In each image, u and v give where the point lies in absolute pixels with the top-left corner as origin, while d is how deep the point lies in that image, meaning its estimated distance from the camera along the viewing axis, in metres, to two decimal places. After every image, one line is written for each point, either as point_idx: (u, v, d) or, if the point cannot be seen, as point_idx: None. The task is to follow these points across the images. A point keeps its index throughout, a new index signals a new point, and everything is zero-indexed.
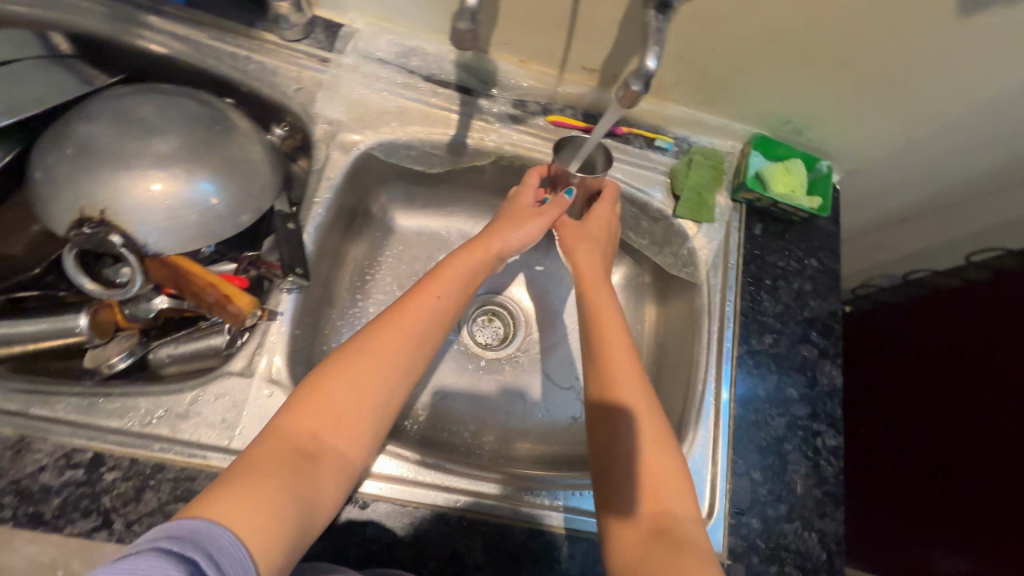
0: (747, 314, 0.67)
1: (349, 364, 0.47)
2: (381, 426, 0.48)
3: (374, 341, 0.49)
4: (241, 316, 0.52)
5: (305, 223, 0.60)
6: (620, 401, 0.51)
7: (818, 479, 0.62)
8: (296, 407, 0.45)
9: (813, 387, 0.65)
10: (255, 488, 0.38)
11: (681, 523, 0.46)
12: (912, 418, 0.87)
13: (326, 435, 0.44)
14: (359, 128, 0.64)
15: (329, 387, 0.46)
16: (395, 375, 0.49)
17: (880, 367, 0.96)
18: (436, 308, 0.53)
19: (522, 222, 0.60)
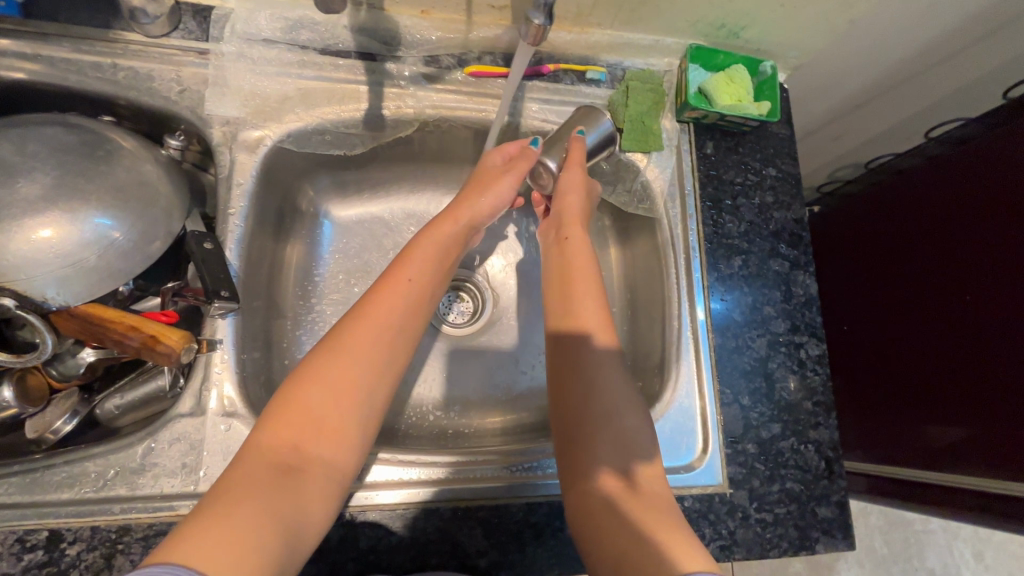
0: (712, 239, 0.64)
1: (324, 366, 0.44)
2: (369, 427, 0.45)
3: (344, 337, 0.46)
4: (173, 357, 0.47)
5: (224, 238, 0.54)
6: (589, 363, 0.52)
7: (807, 391, 0.61)
8: (271, 421, 0.42)
9: (789, 300, 0.63)
10: (234, 513, 0.35)
11: (647, 482, 0.46)
12: (888, 305, 0.88)
13: (307, 443, 0.41)
14: (260, 122, 0.57)
15: (306, 394, 0.43)
16: (372, 373, 0.45)
17: (852, 260, 0.96)
18: (409, 294, 0.50)
19: (489, 185, 0.59)
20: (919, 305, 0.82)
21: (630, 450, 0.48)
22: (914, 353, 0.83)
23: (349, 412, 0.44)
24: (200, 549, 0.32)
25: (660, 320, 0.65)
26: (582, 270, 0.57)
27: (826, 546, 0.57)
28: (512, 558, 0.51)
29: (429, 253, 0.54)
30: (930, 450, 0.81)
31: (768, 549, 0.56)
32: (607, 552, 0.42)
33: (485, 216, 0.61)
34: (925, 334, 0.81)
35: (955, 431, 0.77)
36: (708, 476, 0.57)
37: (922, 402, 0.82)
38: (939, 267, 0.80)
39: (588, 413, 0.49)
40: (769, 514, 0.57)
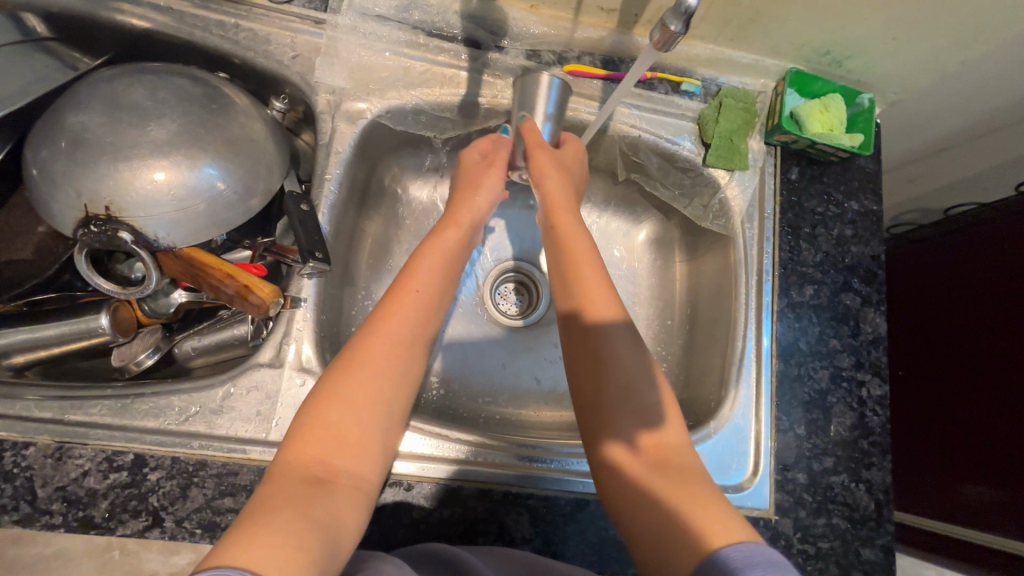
0: (785, 265, 0.63)
1: (338, 382, 0.47)
2: (383, 435, 0.47)
3: (357, 352, 0.48)
4: (262, 308, 0.50)
5: (318, 202, 0.56)
6: (602, 335, 0.51)
7: (864, 430, 0.60)
8: (292, 442, 0.44)
9: (856, 336, 0.63)
10: (271, 521, 0.37)
11: (677, 451, 0.47)
12: (938, 358, 0.86)
13: (332, 456, 0.43)
14: (363, 96, 0.59)
15: (325, 410, 0.45)
16: (387, 379, 0.48)
17: (915, 305, 0.93)
18: (418, 303, 0.52)
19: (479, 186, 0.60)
20: (975, 361, 0.81)
21: (647, 422, 0.48)
22: (965, 408, 0.81)
23: (367, 424, 0.46)
24: (251, 550, 0.34)
25: (720, 339, 0.65)
26: (575, 247, 0.55)
27: None
28: (556, 549, 0.52)
29: (436, 263, 0.56)
30: (969, 507, 0.79)
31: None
32: (647, 533, 0.42)
33: (484, 214, 0.61)
34: (977, 391, 0.80)
35: (996, 493, 0.75)
36: (756, 499, 0.57)
37: (963, 460, 0.80)
38: (1000, 327, 0.78)
39: (602, 402, 0.49)
40: (812, 546, 0.56)
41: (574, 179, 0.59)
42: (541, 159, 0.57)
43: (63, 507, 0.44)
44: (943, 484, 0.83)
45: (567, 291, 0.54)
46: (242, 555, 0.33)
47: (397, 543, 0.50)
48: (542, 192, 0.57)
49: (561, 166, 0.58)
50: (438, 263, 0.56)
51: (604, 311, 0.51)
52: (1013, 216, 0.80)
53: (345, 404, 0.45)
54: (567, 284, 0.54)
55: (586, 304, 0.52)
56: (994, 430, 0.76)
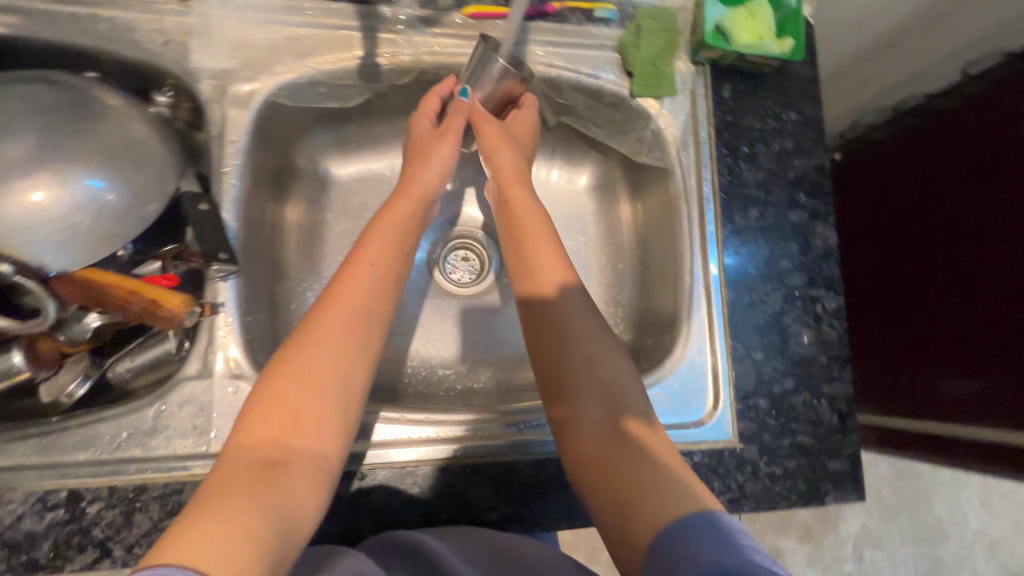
0: (727, 190, 0.61)
1: (291, 361, 0.45)
2: (348, 416, 0.46)
3: (309, 332, 0.47)
4: (176, 320, 0.47)
5: (220, 199, 0.52)
6: (563, 310, 0.51)
7: (823, 345, 0.60)
8: (247, 423, 0.42)
9: (807, 253, 0.61)
10: (224, 509, 0.35)
11: (638, 420, 0.46)
12: (903, 258, 0.86)
13: (289, 436, 0.42)
14: (250, 75, 0.54)
15: (281, 390, 0.44)
16: (347, 358, 0.47)
17: (876, 208, 0.91)
18: (373, 277, 0.51)
19: (433, 150, 0.57)
20: (941, 255, 0.80)
21: (612, 392, 0.48)
22: (934, 303, 0.80)
23: (325, 402, 0.44)
24: (194, 545, 0.32)
25: (669, 277, 0.64)
26: (530, 217, 0.55)
27: (836, 498, 0.57)
28: (522, 512, 0.52)
29: (389, 232, 0.54)
30: (938, 401, 0.81)
31: (777, 502, 0.56)
32: (606, 502, 0.42)
33: (438, 186, 0.59)
34: (946, 284, 0.79)
35: (971, 384, 0.75)
36: (719, 431, 0.56)
37: (937, 354, 0.80)
38: (962, 218, 0.77)
39: (565, 378, 0.49)
40: (779, 467, 0.57)
41: (528, 151, 0.60)
42: (491, 132, 0.58)
43: (5, 554, 0.43)
44: (913, 380, 0.84)
45: (522, 264, 0.54)
46: (190, 551, 0.32)
47: (362, 533, 0.49)
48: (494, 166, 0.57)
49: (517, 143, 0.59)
50: (391, 233, 0.54)
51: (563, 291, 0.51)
52: (966, 104, 0.77)
53: (302, 382, 0.44)
54: (523, 252, 0.54)
55: (544, 284, 0.52)
56: (960, 324, 0.77)
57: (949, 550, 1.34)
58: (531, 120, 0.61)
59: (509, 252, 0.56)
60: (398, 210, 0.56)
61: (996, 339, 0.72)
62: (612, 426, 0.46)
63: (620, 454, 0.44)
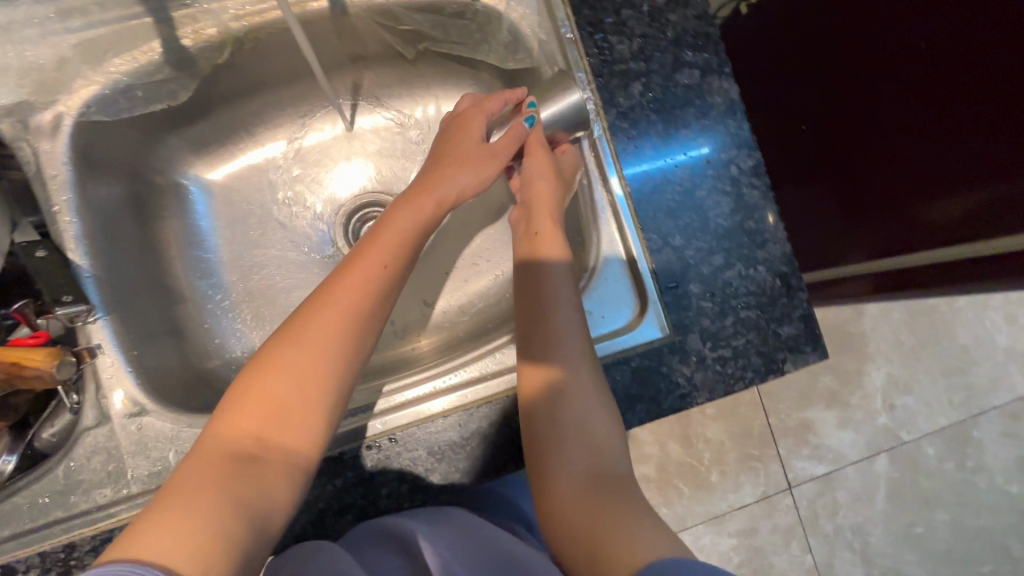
0: (602, 70, 0.54)
1: (285, 354, 0.40)
2: (336, 414, 0.41)
3: (313, 326, 0.41)
4: (48, 376, 0.45)
5: (61, 240, 0.49)
6: (552, 287, 0.52)
7: (746, 209, 0.55)
8: (231, 406, 0.39)
9: (707, 114, 0.55)
10: (193, 504, 0.33)
11: (623, 481, 0.46)
12: (847, 86, 0.76)
13: (272, 433, 0.38)
14: (49, 100, 0.49)
15: (267, 379, 0.39)
16: (342, 357, 0.41)
17: (807, 43, 0.81)
18: (382, 279, 0.45)
19: (473, 160, 0.55)
20: (892, 80, 0.70)
21: (599, 450, 0.47)
22: (899, 138, 0.72)
23: (318, 407, 0.40)
24: (152, 540, 0.31)
25: (578, 190, 0.59)
26: (544, 227, 0.56)
27: (795, 363, 0.54)
28: (464, 465, 0.50)
29: (402, 229, 0.49)
30: (927, 227, 0.72)
31: (731, 384, 0.53)
32: (580, 562, 0.40)
33: (465, 194, 0.55)
34: (906, 105, 0.69)
35: (965, 202, 0.67)
36: (650, 329, 0.53)
37: (919, 182, 0.71)
38: (908, 26, 0.66)
39: (556, 419, 0.47)
40: (726, 349, 0.53)
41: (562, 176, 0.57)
42: (538, 165, 0.57)
43: None
44: (897, 215, 0.76)
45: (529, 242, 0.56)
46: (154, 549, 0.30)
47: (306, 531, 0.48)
48: (531, 193, 0.57)
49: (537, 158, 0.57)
50: (405, 229, 0.49)
51: (554, 268, 0.53)
52: None
53: (291, 375, 0.39)
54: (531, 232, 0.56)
55: (542, 261, 0.54)
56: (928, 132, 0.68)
57: (982, 375, 1.30)
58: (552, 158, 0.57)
59: (518, 235, 0.58)
60: (412, 210, 0.50)
61: (980, 152, 0.64)
62: (593, 485, 0.45)
63: (599, 507, 0.43)
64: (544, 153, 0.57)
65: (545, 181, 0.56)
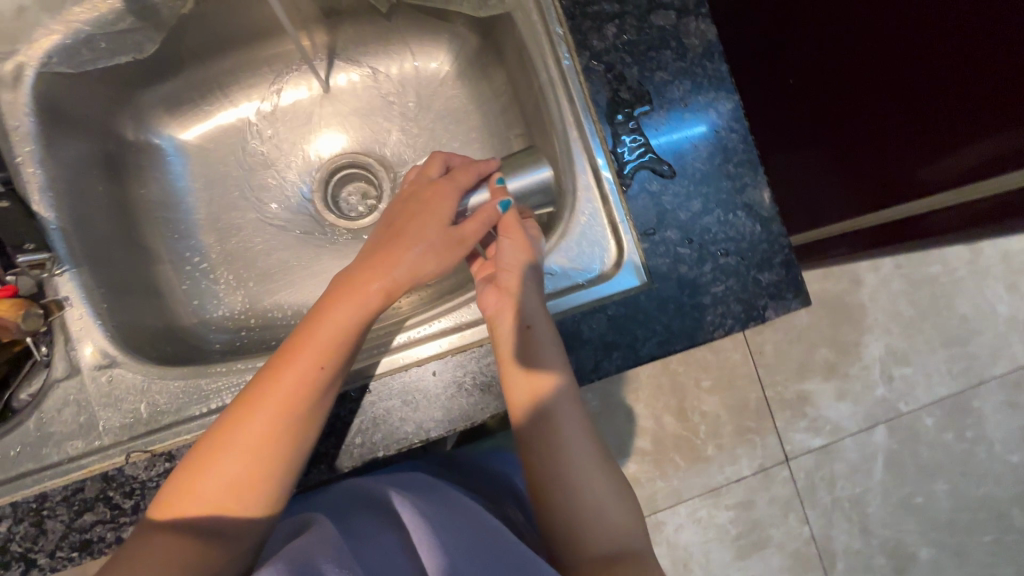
0: (574, 13, 0.52)
1: (223, 458, 0.41)
2: (270, 508, 0.42)
3: (250, 436, 0.41)
4: (14, 326, 0.44)
5: (26, 193, 0.49)
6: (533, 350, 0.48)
7: (725, 154, 0.53)
8: (171, 495, 0.41)
9: (684, 56, 0.53)
10: None
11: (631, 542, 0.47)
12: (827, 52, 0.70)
13: (207, 531, 0.40)
14: (8, 51, 0.49)
15: (200, 479, 0.41)
16: (269, 461, 0.42)
17: (781, 21, 0.74)
18: (317, 384, 0.44)
19: (433, 252, 0.50)
20: (873, 70, 0.66)
21: (607, 526, 0.47)
22: (891, 121, 0.68)
23: (248, 504, 0.41)
24: None
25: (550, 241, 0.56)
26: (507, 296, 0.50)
27: (777, 310, 0.53)
28: (440, 415, 0.50)
29: (340, 327, 0.46)
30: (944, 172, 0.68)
31: (711, 331, 0.52)
32: None
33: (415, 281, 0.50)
34: (900, 65, 0.64)
35: (978, 150, 0.64)
36: (628, 277, 0.52)
37: (924, 147, 0.68)
38: None
39: (569, 501, 0.48)
40: (706, 296, 0.52)
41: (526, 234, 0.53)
42: (507, 246, 0.52)
43: None
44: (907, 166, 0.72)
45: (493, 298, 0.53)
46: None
47: None
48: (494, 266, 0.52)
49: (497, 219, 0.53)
50: (347, 325, 0.46)
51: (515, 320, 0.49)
52: None
53: (218, 483, 0.40)
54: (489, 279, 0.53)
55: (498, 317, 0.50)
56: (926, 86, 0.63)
57: (982, 345, 1.28)
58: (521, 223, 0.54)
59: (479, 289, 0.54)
60: (354, 306, 0.47)
61: (988, 100, 0.59)
62: (609, 556, 0.45)
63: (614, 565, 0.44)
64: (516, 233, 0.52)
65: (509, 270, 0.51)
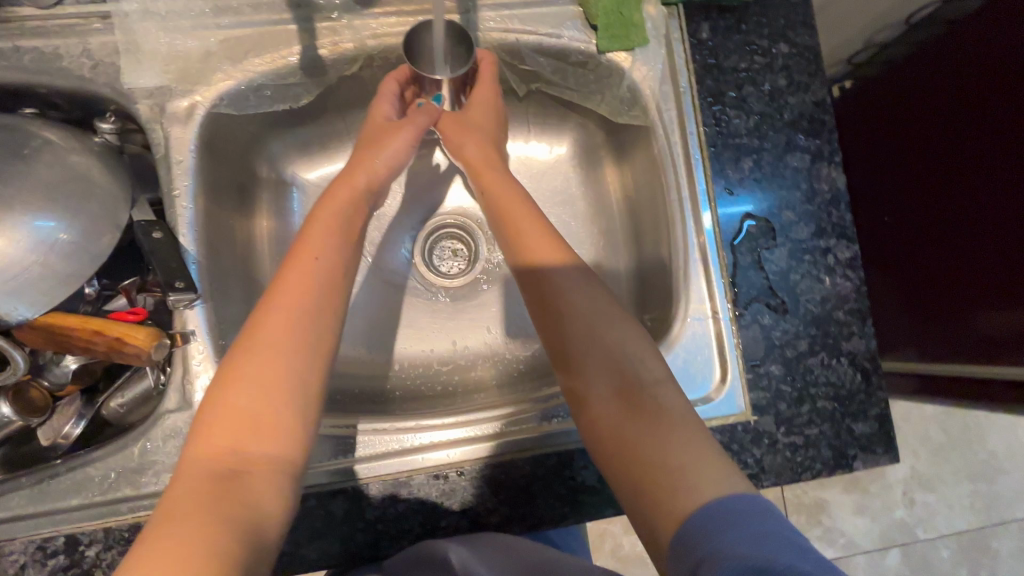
0: (716, 142, 0.55)
1: (240, 364, 0.35)
2: (313, 409, 0.35)
3: (257, 327, 0.36)
4: (145, 356, 0.46)
5: (175, 224, 0.51)
6: (555, 279, 0.44)
7: (838, 300, 0.54)
8: (197, 434, 0.32)
9: (812, 200, 0.55)
10: (180, 532, 0.27)
11: (659, 393, 0.39)
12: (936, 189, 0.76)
13: (252, 446, 0.32)
14: (187, 89, 0.52)
15: (225, 393, 0.34)
16: (296, 351, 0.36)
17: (899, 151, 0.81)
18: (319, 264, 0.40)
19: (388, 141, 0.51)
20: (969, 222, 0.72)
21: (628, 374, 0.40)
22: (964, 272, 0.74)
23: (286, 401, 0.34)
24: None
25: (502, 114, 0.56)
26: (511, 201, 0.49)
27: (865, 462, 0.53)
28: (525, 511, 0.50)
29: (333, 217, 0.44)
30: (982, 342, 0.72)
31: (799, 473, 0.52)
32: (642, 508, 0.35)
33: (384, 178, 0.51)
34: (993, 227, 0.69)
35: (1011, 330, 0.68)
36: (729, 404, 0.52)
37: (982, 294, 0.72)
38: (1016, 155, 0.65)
39: (585, 361, 0.42)
40: (799, 436, 0.53)
41: (496, 138, 0.54)
42: (450, 125, 0.55)
43: None
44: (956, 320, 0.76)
45: (506, 221, 0.49)
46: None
47: (360, 550, 0.48)
48: (461, 158, 0.54)
49: (476, 126, 0.54)
50: (334, 220, 0.44)
51: (561, 272, 0.44)
52: (982, 12, 0.68)
53: (257, 385, 0.34)
54: (502, 211, 0.49)
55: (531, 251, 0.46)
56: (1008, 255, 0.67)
57: (1009, 487, 1.26)
58: (491, 97, 0.55)
59: (500, 236, 0.50)
60: (341, 196, 0.46)
61: None
62: (626, 402, 0.39)
63: (644, 435, 0.37)
64: (454, 116, 0.55)
65: (469, 138, 0.54)
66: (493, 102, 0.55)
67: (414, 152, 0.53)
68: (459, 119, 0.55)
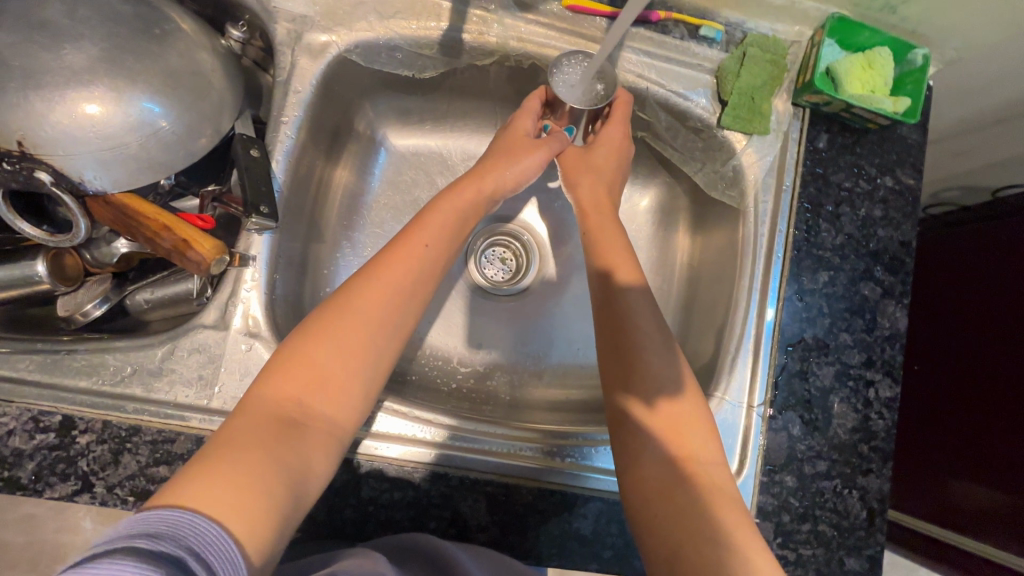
0: (800, 247, 0.56)
1: (333, 323, 0.38)
2: (373, 386, 0.39)
3: (356, 294, 0.40)
4: (202, 265, 0.45)
5: (272, 149, 0.50)
6: (636, 327, 0.46)
7: (866, 433, 0.55)
8: (272, 371, 0.36)
9: (871, 331, 0.56)
10: (235, 459, 0.31)
11: (705, 471, 0.41)
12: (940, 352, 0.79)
13: (316, 403, 0.36)
14: (328, 27, 0.52)
15: (311, 346, 0.37)
16: (376, 329, 0.39)
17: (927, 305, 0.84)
18: (424, 255, 0.44)
19: (520, 156, 0.53)
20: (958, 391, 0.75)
21: (681, 440, 0.42)
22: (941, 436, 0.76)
23: (356, 369, 0.38)
24: (208, 490, 0.29)
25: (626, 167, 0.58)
26: (612, 243, 0.51)
27: None
28: (511, 538, 0.49)
29: (449, 214, 0.47)
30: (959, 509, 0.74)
31: None
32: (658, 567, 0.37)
33: (507, 189, 0.53)
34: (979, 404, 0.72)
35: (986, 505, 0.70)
36: None
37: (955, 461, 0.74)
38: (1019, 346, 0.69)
39: (640, 420, 0.43)
40: (792, 552, 0.52)
41: (616, 183, 0.57)
42: (573, 160, 0.57)
43: None
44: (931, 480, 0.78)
45: (603, 258, 0.51)
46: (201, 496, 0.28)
47: (342, 524, 0.47)
48: (574, 197, 0.56)
49: (599, 167, 0.56)
50: (451, 215, 0.47)
51: (642, 318, 0.47)
52: None
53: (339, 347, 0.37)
54: (602, 247, 0.51)
55: (623, 295, 0.48)
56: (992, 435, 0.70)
57: None
58: (620, 137, 0.56)
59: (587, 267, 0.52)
60: (457, 195, 0.49)
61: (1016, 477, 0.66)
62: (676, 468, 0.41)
63: (681, 499, 0.39)
64: (580, 151, 0.57)
65: (586, 179, 0.56)
66: (623, 148, 0.57)
67: (538, 173, 0.55)
68: (585, 154, 0.57)
